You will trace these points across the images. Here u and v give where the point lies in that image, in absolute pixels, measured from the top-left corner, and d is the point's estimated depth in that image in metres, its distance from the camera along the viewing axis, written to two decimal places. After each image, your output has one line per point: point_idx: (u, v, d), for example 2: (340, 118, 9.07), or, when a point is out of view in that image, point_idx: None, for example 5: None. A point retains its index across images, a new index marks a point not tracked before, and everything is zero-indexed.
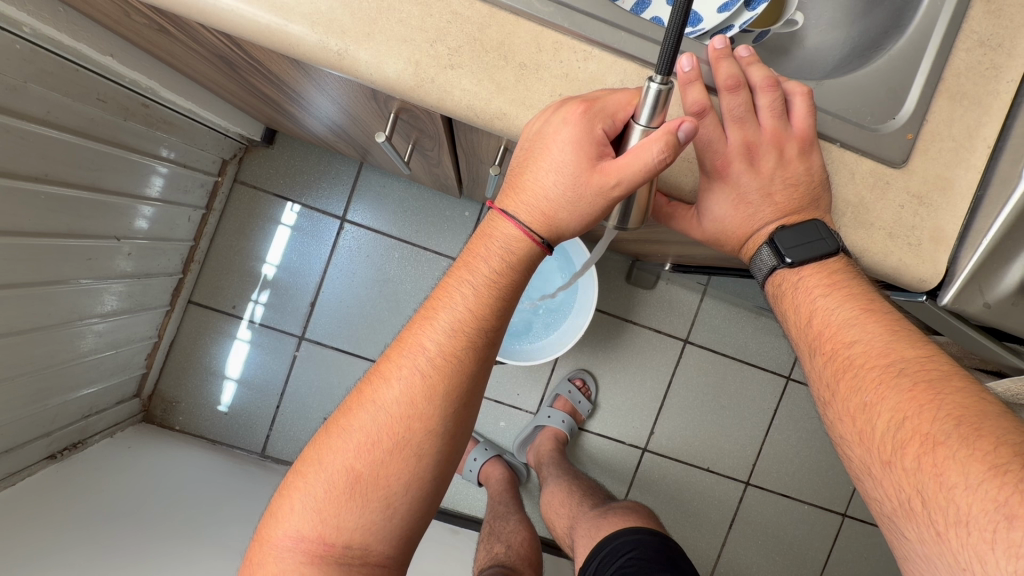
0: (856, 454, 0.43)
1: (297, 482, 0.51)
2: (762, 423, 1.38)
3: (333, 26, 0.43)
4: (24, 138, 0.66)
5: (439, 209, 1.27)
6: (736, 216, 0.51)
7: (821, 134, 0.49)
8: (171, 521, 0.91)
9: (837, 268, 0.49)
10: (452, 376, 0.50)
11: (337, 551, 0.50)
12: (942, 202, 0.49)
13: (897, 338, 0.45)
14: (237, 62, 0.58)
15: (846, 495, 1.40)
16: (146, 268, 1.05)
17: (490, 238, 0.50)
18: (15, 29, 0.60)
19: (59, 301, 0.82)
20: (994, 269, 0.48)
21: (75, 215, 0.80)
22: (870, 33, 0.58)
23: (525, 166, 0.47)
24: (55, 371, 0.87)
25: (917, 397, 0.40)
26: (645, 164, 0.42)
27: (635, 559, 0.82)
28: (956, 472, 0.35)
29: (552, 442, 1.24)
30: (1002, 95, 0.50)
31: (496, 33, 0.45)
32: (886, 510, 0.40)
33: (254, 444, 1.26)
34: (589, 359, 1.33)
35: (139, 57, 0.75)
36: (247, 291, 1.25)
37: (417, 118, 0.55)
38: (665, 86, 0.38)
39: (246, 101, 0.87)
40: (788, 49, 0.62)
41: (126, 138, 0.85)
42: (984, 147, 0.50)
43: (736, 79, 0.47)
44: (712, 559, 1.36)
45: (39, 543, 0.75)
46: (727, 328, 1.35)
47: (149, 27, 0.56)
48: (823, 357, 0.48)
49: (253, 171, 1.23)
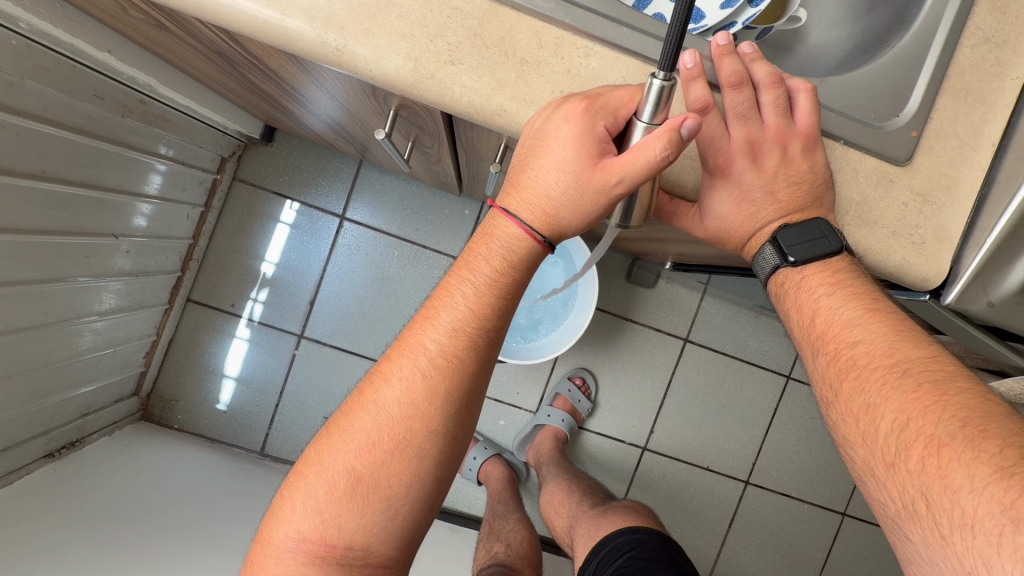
0: (860, 456, 0.42)
1: (298, 483, 0.51)
2: (762, 423, 1.37)
3: (333, 21, 0.43)
4: (21, 136, 0.66)
5: (439, 208, 1.27)
6: (739, 214, 0.51)
7: (825, 131, 0.48)
8: (170, 520, 0.91)
9: (839, 268, 0.49)
10: (452, 376, 0.50)
11: (338, 552, 0.50)
12: (946, 201, 0.48)
13: (901, 338, 0.45)
14: (235, 59, 0.58)
15: (846, 494, 1.39)
16: (145, 266, 1.05)
17: (490, 237, 0.50)
18: (12, 24, 0.60)
19: (58, 299, 0.82)
20: (998, 268, 0.47)
21: (72, 213, 0.80)
22: (873, 30, 0.57)
23: (526, 164, 0.47)
24: (54, 370, 0.87)
25: (921, 397, 0.40)
26: (647, 162, 0.42)
27: (634, 559, 0.82)
28: (961, 474, 0.35)
29: (552, 441, 1.23)
30: (1007, 94, 0.50)
31: (496, 29, 0.45)
32: (890, 511, 0.39)
33: (253, 443, 1.25)
34: (589, 358, 1.33)
35: (136, 53, 0.75)
36: (246, 289, 1.24)
37: (416, 115, 0.55)
38: (668, 82, 0.38)
39: (245, 98, 0.87)
40: (791, 46, 0.62)
41: (125, 135, 0.85)
42: (989, 146, 0.49)
43: (739, 76, 0.46)
44: (712, 559, 1.36)
45: (37, 542, 0.75)
46: (727, 327, 1.35)
47: (146, 23, 0.56)
48: (827, 357, 0.47)
49: (253, 169, 1.23)
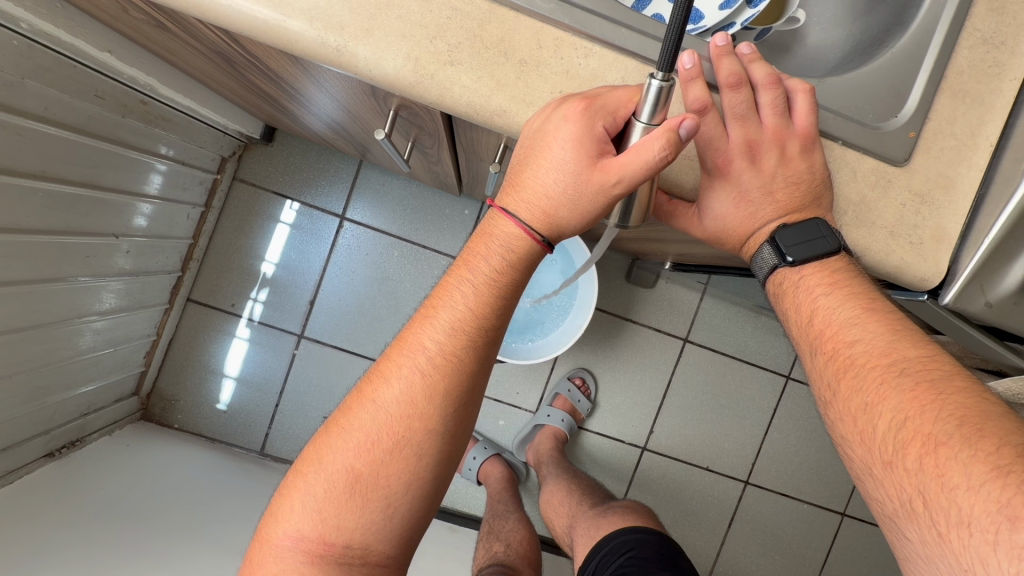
0: (857, 455, 0.43)
1: (297, 482, 0.51)
2: (762, 423, 1.38)
3: (333, 21, 0.43)
4: (22, 136, 0.66)
5: (439, 208, 1.27)
6: (737, 214, 0.51)
7: (823, 132, 0.49)
8: (170, 520, 0.91)
9: (837, 268, 0.49)
10: (452, 376, 0.50)
11: (337, 551, 0.50)
12: (944, 201, 0.48)
13: (898, 337, 0.45)
14: (235, 59, 0.58)
15: (845, 494, 1.39)
16: (145, 266, 1.05)
17: (490, 236, 0.50)
18: (13, 24, 0.60)
19: (58, 299, 0.82)
20: (995, 269, 0.48)
21: (73, 212, 0.80)
22: (871, 31, 0.57)
23: (525, 164, 0.47)
24: (55, 369, 0.87)
25: (918, 397, 0.40)
26: (646, 162, 0.42)
27: (634, 559, 0.82)
28: (958, 473, 0.35)
29: (552, 441, 1.23)
30: (1004, 94, 0.50)
31: (496, 29, 0.45)
32: (888, 510, 0.39)
33: (254, 443, 1.26)
34: (589, 358, 1.33)
35: (137, 53, 0.75)
36: (247, 289, 1.25)
37: (416, 115, 0.55)
38: (667, 83, 0.38)
39: (244, 98, 0.87)
40: (789, 47, 0.62)
41: (126, 135, 0.85)
42: (986, 146, 0.49)
43: (738, 77, 0.46)
44: (711, 559, 1.36)
45: (36, 542, 0.75)
46: (727, 327, 1.35)
47: (147, 23, 0.56)
48: (825, 356, 0.48)
49: (253, 169, 1.23)
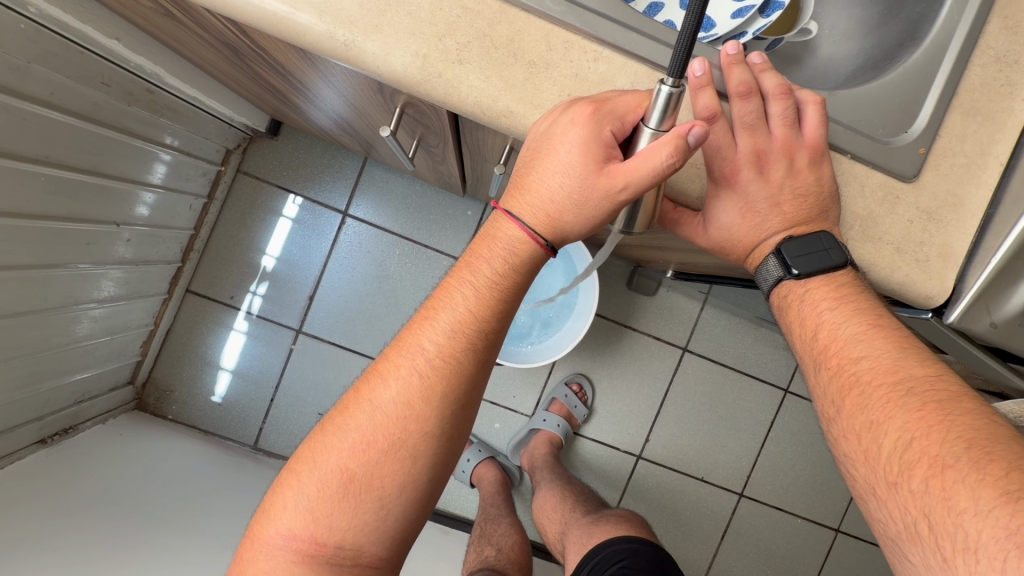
0: (861, 474, 0.42)
1: (290, 480, 0.50)
2: (759, 435, 1.37)
3: (342, 16, 0.42)
4: (26, 121, 0.65)
5: (442, 207, 1.27)
6: (743, 224, 0.50)
7: (833, 144, 0.48)
8: (161, 511, 0.90)
9: (843, 282, 0.49)
10: (450, 378, 0.49)
11: (328, 551, 0.49)
12: (951, 219, 0.48)
13: (905, 355, 0.44)
14: (243, 50, 0.58)
15: (840, 509, 1.39)
16: (146, 255, 1.05)
17: (493, 238, 0.50)
18: (21, 8, 0.60)
19: (57, 285, 0.82)
20: (1001, 289, 0.47)
21: (75, 199, 0.80)
22: (883, 46, 0.57)
23: (531, 167, 0.46)
24: (50, 355, 0.87)
25: (925, 417, 0.39)
26: (653, 168, 0.41)
27: (625, 569, 0.81)
28: (965, 497, 0.34)
29: (547, 446, 1.23)
30: (1016, 114, 0.50)
31: (505, 30, 0.44)
32: (891, 532, 0.39)
33: (247, 436, 1.25)
34: (587, 363, 1.32)
35: (145, 40, 0.75)
36: (246, 282, 1.24)
37: (423, 114, 0.55)
38: (677, 89, 0.37)
39: (249, 89, 0.86)
40: (800, 58, 0.62)
41: (131, 123, 0.85)
42: (996, 165, 0.49)
43: (748, 86, 0.46)
44: (702, 569, 1.35)
45: (24, 529, 0.74)
46: (726, 338, 1.34)
47: (157, 12, 0.56)
48: (829, 372, 0.47)
49: (257, 162, 1.23)
